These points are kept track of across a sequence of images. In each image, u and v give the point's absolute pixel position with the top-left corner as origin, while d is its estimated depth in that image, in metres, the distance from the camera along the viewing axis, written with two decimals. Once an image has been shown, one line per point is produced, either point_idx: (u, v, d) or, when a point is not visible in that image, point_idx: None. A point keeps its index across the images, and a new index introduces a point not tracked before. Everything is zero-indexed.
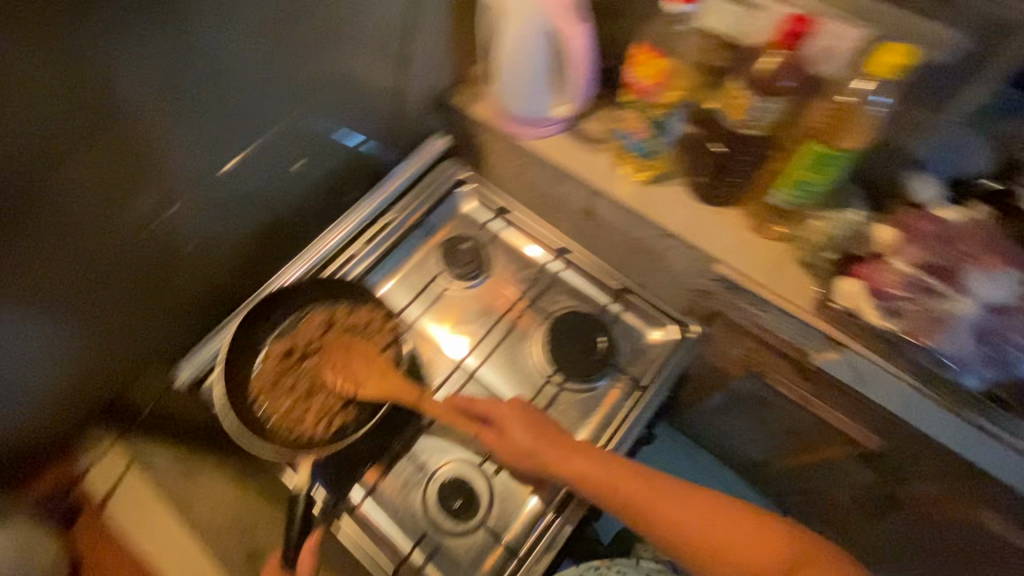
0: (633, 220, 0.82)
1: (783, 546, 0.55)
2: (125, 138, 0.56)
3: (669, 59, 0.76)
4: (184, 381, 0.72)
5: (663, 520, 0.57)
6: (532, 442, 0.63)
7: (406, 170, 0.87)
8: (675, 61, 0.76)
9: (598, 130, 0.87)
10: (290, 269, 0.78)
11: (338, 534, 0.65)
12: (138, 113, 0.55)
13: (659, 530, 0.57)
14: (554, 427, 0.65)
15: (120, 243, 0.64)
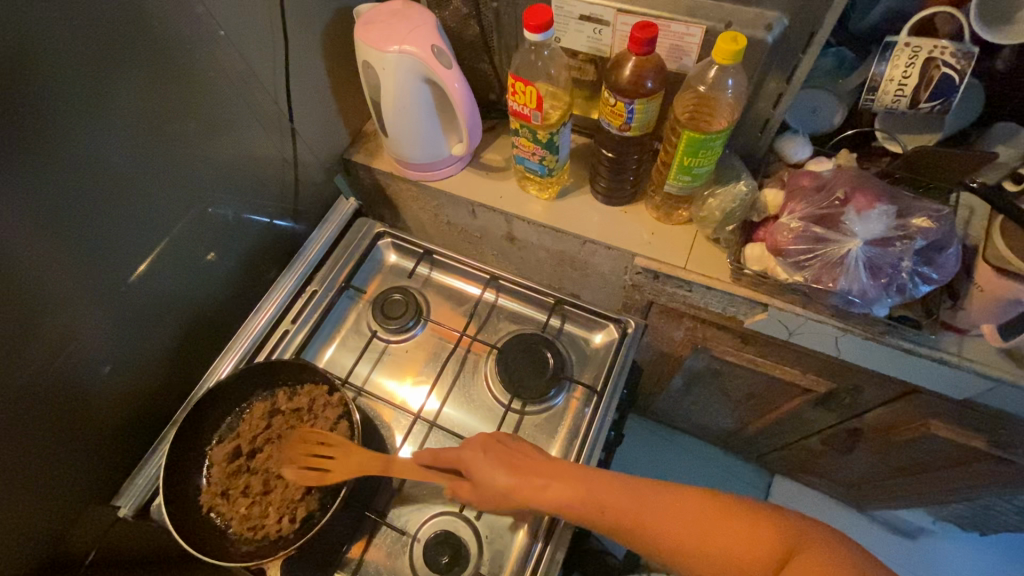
0: (552, 236, 0.85)
1: (783, 534, 0.49)
2: (2, 284, 0.52)
3: (537, 81, 0.74)
4: (128, 513, 0.68)
5: (646, 532, 0.53)
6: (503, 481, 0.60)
7: (322, 238, 0.86)
8: (547, 75, 0.75)
9: (499, 160, 0.91)
10: (221, 364, 0.75)
11: None
12: (15, 251, 0.53)
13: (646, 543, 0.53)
14: (530, 453, 0.62)
15: (16, 403, 0.57)
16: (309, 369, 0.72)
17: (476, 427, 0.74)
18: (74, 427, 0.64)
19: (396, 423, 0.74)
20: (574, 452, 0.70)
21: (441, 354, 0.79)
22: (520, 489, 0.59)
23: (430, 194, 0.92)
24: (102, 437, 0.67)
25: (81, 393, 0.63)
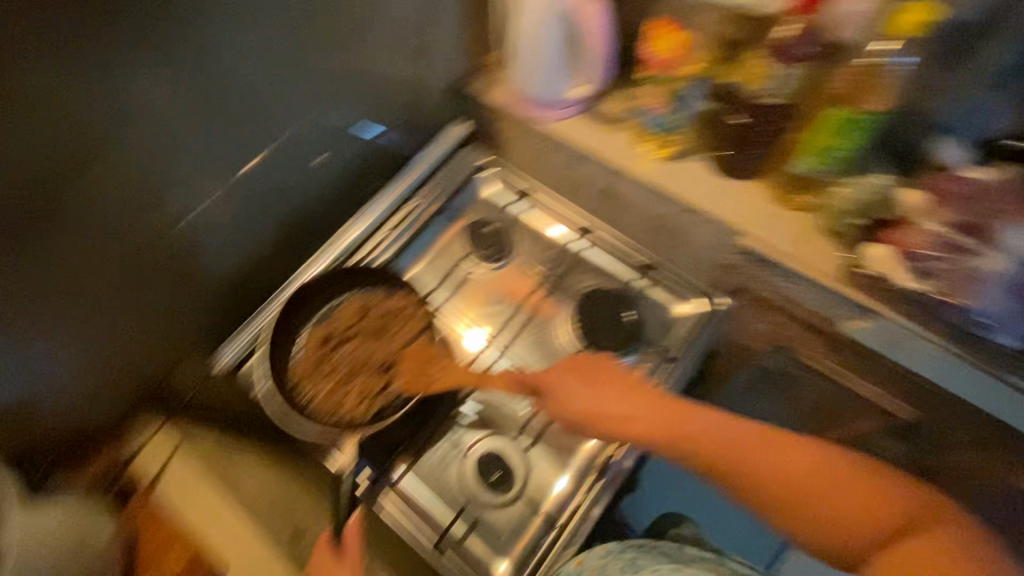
0: (654, 197, 0.82)
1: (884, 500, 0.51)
2: (128, 148, 0.58)
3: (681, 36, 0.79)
4: (226, 366, 0.73)
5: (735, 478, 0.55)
6: (587, 407, 0.63)
7: (429, 159, 0.89)
8: (693, 38, 0.80)
9: (614, 108, 0.87)
10: (322, 257, 0.80)
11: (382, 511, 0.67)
12: (155, 114, 0.58)
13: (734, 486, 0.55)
14: (617, 383, 0.64)
15: (140, 243, 0.65)
16: (402, 277, 0.75)
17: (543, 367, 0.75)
18: (184, 276, 0.72)
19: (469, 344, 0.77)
20: None
21: (522, 292, 0.81)
22: (606, 417, 0.62)
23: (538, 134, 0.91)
24: (202, 290, 0.75)
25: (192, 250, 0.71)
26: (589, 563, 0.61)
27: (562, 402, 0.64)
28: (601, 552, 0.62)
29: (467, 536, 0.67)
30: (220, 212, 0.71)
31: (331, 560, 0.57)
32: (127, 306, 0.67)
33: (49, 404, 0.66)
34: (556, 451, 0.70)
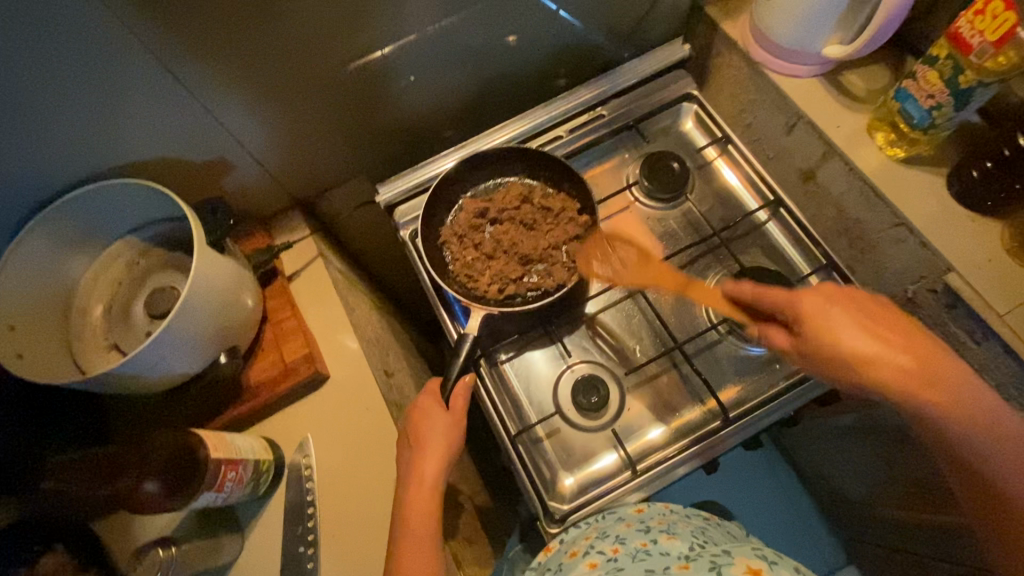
0: (865, 197, 0.73)
1: None
2: None
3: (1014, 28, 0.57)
4: (381, 202, 0.77)
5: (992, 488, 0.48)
6: (843, 355, 0.53)
7: (635, 70, 0.82)
8: None
9: (860, 87, 0.76)
10: (498, 133, 0.79)
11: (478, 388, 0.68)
12: None
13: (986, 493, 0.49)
14: (888, 334, 0.53)
15: (348, 55, 0.65)
16: (573, 181, 0.74)
17: (671, 321, 0.72)
18: (371, 101, 0.73)
19: None
20: (753, 402, 0.67)
21: (677, 241, 0.76)
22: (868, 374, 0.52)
23: (757, 84, 0.82)
24: (381, 121, 0.77)
25: (390, 78, 0.71)
26: (651, 516, 0.61)
27: (826, 334, 0.54)
28: (663, 510, 0.62)
29: (543, 441, 0.68)
30: (425, 53, 0.71)
31: (433, 408, 0.59)
32: (318, 109, 0.70)
33: (232, 173, 0.71)
34: (653, 406, 0.69)
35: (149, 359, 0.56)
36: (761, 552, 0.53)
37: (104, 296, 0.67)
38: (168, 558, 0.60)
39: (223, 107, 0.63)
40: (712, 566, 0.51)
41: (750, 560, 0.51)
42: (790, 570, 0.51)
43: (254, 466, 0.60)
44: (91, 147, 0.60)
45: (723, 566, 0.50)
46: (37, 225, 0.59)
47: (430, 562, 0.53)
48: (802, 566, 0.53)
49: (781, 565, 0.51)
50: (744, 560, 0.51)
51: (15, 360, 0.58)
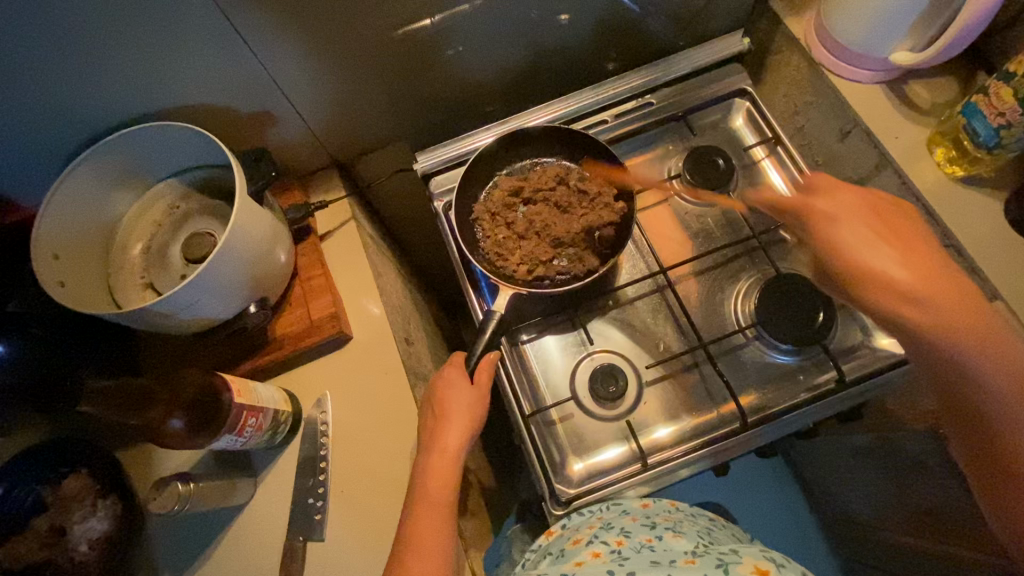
0: (915, 214, 0.70)
1: None
2: None
3: None
4: (419, 170, 0.77)
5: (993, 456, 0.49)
6: (908, 275, 0.51)
7: (689, 60, 0.80)
8: None
9: (925, 100, 0.73)
10: (541, 113, 0.78)
11: (498, 368, 0.68)
12: None
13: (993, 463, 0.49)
14: (929, 270, 0.51)
15: (402, 17, 0.64)
16: (611, 165, 0.73)
17: (697, 321, 0.71)
18: (420, 67, 0.72)
19: (636, 263, 0.74)
20: (773, 408, 0.66)
21: (711, 239, 0.75)
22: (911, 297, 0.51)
23: (814, 86, 0.79)
24: (427, 90, 0.76)
25: (439, 47, 0.70)
26: (657, 513, 0.61)
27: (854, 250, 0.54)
28: (670, 508, 0.62)
29: (555, 424, 0.69)
30: (477, 22, 0.69)
31: (458, 381, 0.60)
32: (366, 71, 0.69)
33: (276, 126, 0.71)
34: (669, 402, 0.68)
35: (183, 300, 0.56)
36: (770, 554, 0.52)
37: (144, 235, 0.68)
38: (188, 492, 0.56)
39: (274, 60, 0.62)
40: (719, 563, 0.50)
41: (758, 561, 0.50)
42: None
43: (273, 415, 0.61)
44: (144, 87, 0.60)
45: (730, 565, 0.49)
46: (87, 159, 0.60)
47: (443, 522, 0.52)
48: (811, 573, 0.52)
49: (789, 568, 0.50)
50: (752, 560, 0.50)
51: (59, 289, 0.60)
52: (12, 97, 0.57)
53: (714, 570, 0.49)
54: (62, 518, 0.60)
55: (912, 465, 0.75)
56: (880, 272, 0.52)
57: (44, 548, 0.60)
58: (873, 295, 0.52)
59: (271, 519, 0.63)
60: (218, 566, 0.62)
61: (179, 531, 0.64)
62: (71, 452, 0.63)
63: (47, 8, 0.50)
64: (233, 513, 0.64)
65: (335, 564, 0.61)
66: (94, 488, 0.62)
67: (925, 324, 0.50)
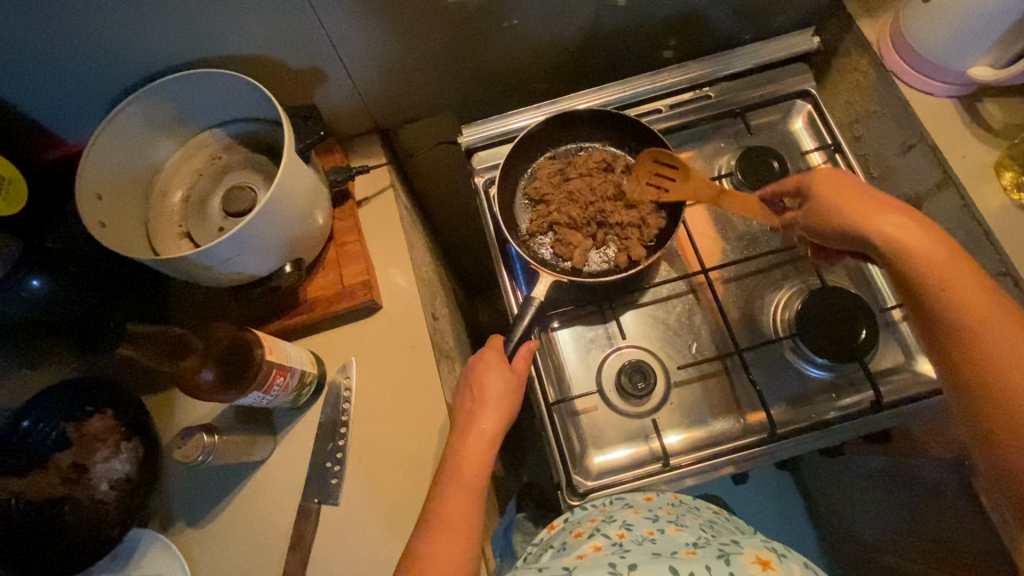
0: (974, 239, 0.67)
1: None
2: None
3: None
4: (464, 144, 0.75)
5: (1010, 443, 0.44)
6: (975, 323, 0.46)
7: (752, 55, 0.76)
8: None
9: (998, 120, 0.69)
10: (592, 96, 0.76)
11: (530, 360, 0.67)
12: None
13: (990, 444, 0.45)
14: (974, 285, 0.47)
15: None
16: (659, 153, 0.70)
17: (733, 325, 0.69)
18: (475, 35, 0.70)
19: (674, 261, 0.72)
20: (800, 423, 0.65)
21: (755, 244, 0.72)
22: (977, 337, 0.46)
23: (880, 95, 0.75)
24: (479, 61, 0.74)
25: (498, 18, 0.68)
26: (659, 505, 0.59)
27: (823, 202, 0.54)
28: (673, 501, 0.61)
29: (578, 415, 0.68)
30: None
31: (495, 364, 0.60)
32: (418, 35, 0.67)
33: (324, 84, 0.70)
34: (698, 406, 0.67)
35: (223, 254, 0.56)
36: (770, 545, 0.52)
37: (184, 183, 0.68)
38: (211, 444, 0.56)
39: (332, 14, 0.60)
40: (721, 553, 0.49)
41: (759, 551, 0.50)
42: (801, 566, 0.49)
43: (300, 376, 0.61)
44: (196, 34, 0.59)
45: (732, 555, 0.49)
46: (136, 100, 0.60)
47: (467, 500, 0.52)
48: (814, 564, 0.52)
49: (791, 559, 0.50)
50: (754, 551, 0.50)
51: (100, 230, 0.60)
52: (62, 31, 0.56)
53: (716, 560, 0.48)
54: (85, 456, 0.61)
55: (925, 494, 0.73)
56: (886, 236, 0.50)
57: (65, 483, 0.61)
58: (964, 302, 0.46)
59: (287, 477, 0.64)
60: (232, 517, 0.63)
61: (197, 481, 0.64)
62: (97, 393, 0.63)
63: None
64: (251, 468, 0.65)
65: (346, 529, 0.61)
66: (118, 430, 0.62)
67: (998, 360, 0.45)
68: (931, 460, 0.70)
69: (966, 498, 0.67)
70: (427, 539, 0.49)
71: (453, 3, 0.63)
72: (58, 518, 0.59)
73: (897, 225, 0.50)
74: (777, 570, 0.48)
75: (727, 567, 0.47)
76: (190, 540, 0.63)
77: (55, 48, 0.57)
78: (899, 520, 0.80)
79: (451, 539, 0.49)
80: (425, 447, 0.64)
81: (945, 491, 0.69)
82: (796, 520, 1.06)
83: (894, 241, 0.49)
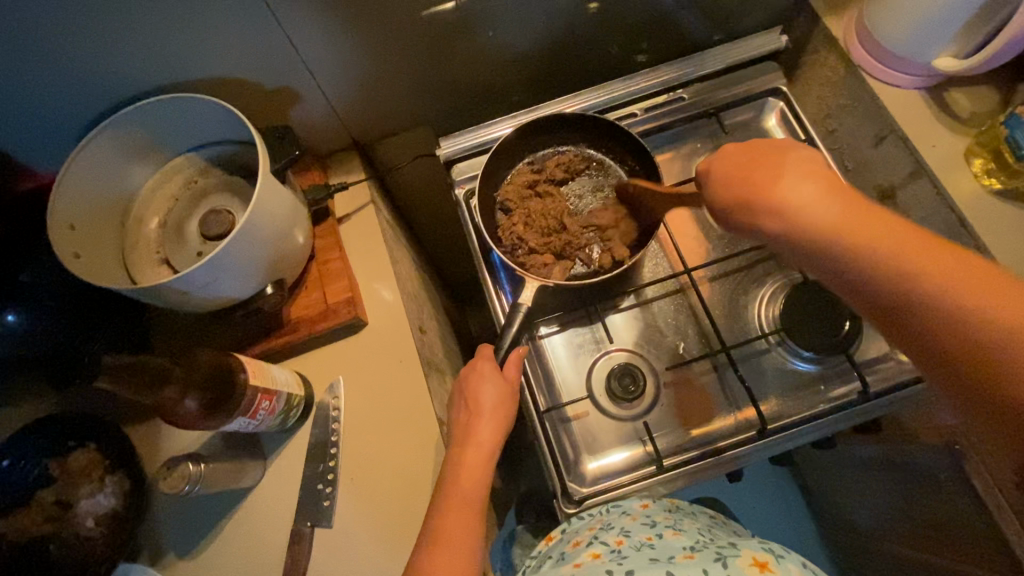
0: (949, 226, 0.68)
1: None
2: None
3: None
4: (442, 156, 0.75)
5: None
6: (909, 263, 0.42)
7: (723, 56, 0.77)
8: None
9: (965, 109, 0.71)
10: (567, 103, 0.76)
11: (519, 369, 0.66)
12: None
13: (998, 448, 0.40)
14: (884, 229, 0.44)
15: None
16: (635, 154, 0.71)
17: (719, 323, 0.70)
18: (446, 48, 0.70)
19: (658, 262, 0.73)
20: (791, 418, 0.65)
21: (736, 241, 0.73)
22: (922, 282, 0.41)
23: (850, 88, 0.77)
24: (452, 73, 0.74)
25: (469, 29, 0.68)
26: (657, 511, 0.59)
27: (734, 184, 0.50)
28: (670, 507, 0.61)
29: (570, 421, 0.68)
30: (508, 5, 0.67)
31: (487, 375, 0.59)
32: (389, 49, 0.67)
33: (299, 103, 0.69)
34: (688, 406, 0.67)
35: (201, 278, 0.55)
36: (767, 545, 0.51)
37: (161, 209, 0.67)
38: (198, 473, 0.55)
39: (301, 33, 0.60)
40: (718, 556, 0.50)
41: (756, 552, 0.50)
42: (798, 565, 0.49)
43: (287, 398, 0.61)
44: (164, 58, 0.59)
45: (729, 558, 0.49)
46: (107, 128, 0.59)
47: (464, 515, 0.51)
48: (811, 562, 0.52)
49: (789, 559, 0.50)
50: (751, 552, 0.50)
51: (75, 261, 0.59)
52: (28, 62, 0.55)
53: (713, 564, 0.48)
54: (69, 492, 0.60)
55: (919, 480, 0.73)
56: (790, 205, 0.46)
57: (49, 521, 0.59)
58: (909, 274, 0.41)
59: (278, 502, 0.63)
60: (223, 546, 0.62)
61: (185, 510, 0.63)
62: (78, 427, 0.62)
63: None
64: (241, 494, 0.63)
65: (342, 551, 0.60)
66: (102, 463, 0.61)
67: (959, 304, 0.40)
68: (923, 447, 0.70)
69: (959, 482, 0.67)
70: (424, 557, 0.48)
71: (423, 17, 0.64)
72: (44, 557, 0.58)
73: (808, 187, 0.46)
74: (775, 570, 0.48)
75: (724, 570, 0.47)
76: (180, 572, 0.61)
77: (22, 79, 0.57)
78: (897, 508, 0.80)
79: (450, 556, 0.48)
80: (418, 462, 0.63)
81: (939, 476, 0.70)
82: (795, 513, 1.07)
83: (792, 209, 0.46)
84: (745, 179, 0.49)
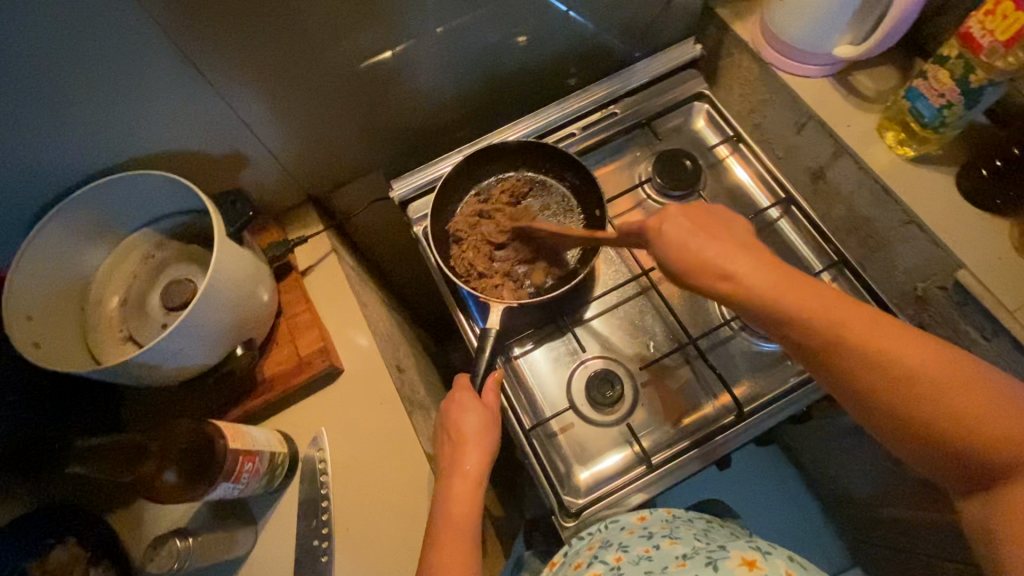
0: (877, 196, 0.73)
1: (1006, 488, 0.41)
2: None
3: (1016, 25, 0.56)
4: (396, 198, 0.77)
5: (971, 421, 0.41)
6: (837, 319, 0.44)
7: (645, 70, 0.83)
8: None
9: (870, 89, 0.77)
10: (508, 131, 0.80)
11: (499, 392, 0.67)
12: None
13: (948, 457, 0.42)
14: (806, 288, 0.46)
15: (364, 50, 0.65)
16: (578, 171, 0.75)
17: (683, 318, 0.73)
18: (386, 96, 0.73)
19: (617, 269, 0.75)
20: (766, 397, 0.67)
21: None
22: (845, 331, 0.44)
23: (766, 84, 0.83)
24: (395, 119, 0.77)
25: (404, 76, 0.71)
26: (654, 522, 0.60)
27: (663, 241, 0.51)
28: (666, 515, 0.61)
29: (556, 436, 0.68)
30: (438, 49, 0.71)
31: (467, 402, 0.60)
32: (330, 105, 0.69)
33: (248, 166, 0.71)
34: (665, 402, 0.69)
35: (169, 349, 0.55)
36: (756, 545, 0.52)
37: (120, 288, 0.67)
38: (186, 548, 0.56)
39: (242, 100, 0.63)
40: (709, 561, 0.51)
41: (745, 552, 0.51)
42: (786, 561, 0.50)
43: (270, 457, 0.60)
44: (109, 142, 0.60)
45: (719, 562, 0.50)
46: (58, 214, 0.59)
47: (461, 549, 0.51)
48: (805, 560, 0.52)
49: (776, 556, 0.50)
50: (739, 553, 0.51)
51: (34, 351, 0.58)
52: None
53: (704, 569, 0.49)
54: None
55: None
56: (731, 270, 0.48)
57: None
58: (840, 326, 0.44)
59: (275, 566, 0.61)
60: None
61: None
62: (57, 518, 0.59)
63: (17, 75, 0.50)
64: (234, 564, 0.62)
65: None
66: (85, 556, 0.58)
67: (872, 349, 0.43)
68: None
69: None
70: None
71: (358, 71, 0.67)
72: None
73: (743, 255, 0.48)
74: (763, 568, 0.49)
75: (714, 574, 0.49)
76: None
77: None
78: (885, 471, 0.82)
79: None
80: (411, 501, 0.63)
81: None
82: (796, 493, 1.08)
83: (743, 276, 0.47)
84: (697, 233, 0.50)
